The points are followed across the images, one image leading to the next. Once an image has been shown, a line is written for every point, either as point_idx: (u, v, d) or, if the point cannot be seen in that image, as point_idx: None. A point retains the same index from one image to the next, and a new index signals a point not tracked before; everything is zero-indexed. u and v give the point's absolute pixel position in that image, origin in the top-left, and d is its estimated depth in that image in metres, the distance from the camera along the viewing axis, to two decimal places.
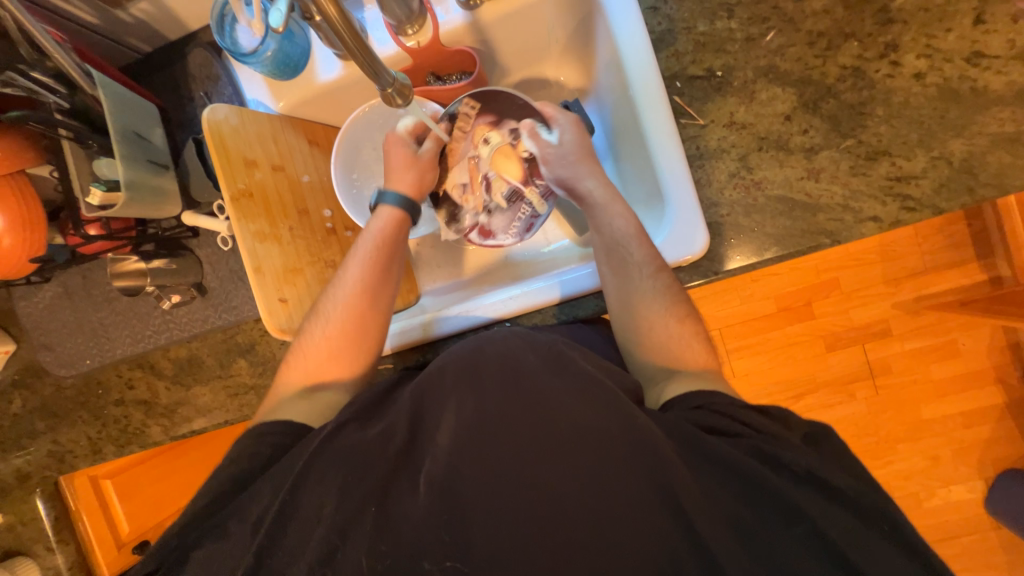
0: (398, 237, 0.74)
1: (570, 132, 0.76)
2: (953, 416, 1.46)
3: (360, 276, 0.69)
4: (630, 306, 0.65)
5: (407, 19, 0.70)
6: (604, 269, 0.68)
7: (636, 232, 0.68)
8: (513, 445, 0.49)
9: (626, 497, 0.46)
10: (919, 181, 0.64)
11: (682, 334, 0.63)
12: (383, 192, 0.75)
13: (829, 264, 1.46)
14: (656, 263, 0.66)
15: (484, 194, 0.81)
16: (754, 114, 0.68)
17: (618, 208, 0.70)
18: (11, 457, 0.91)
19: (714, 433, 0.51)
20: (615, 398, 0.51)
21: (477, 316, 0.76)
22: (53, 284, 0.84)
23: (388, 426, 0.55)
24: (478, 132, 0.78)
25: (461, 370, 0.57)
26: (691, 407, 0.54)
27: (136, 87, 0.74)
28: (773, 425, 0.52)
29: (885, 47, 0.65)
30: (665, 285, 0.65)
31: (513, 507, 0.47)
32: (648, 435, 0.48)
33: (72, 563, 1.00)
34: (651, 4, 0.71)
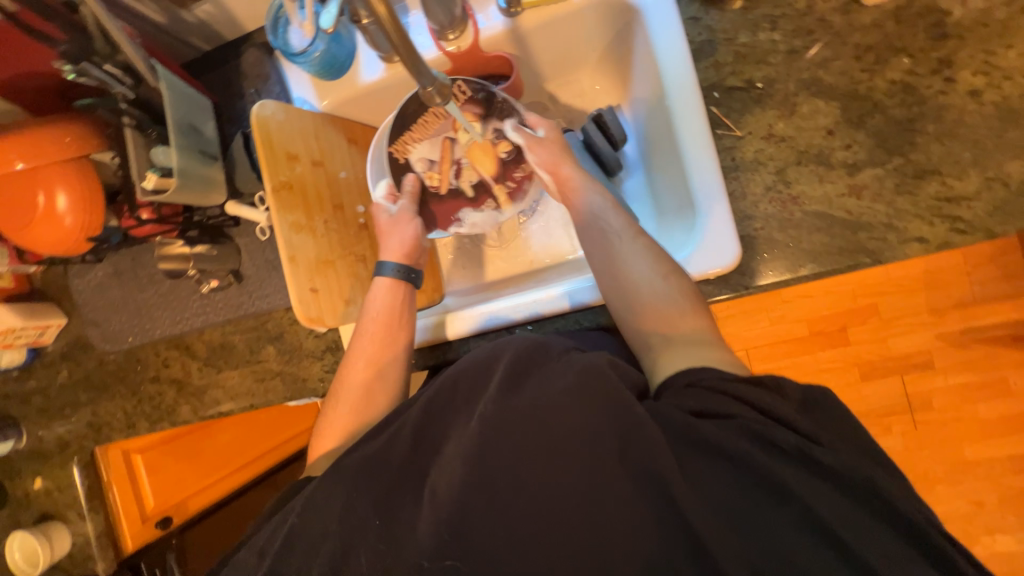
0: (407, 307, 0.75)
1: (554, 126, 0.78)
2: (1001, 460, 1.36)
3: (371, 349, 0.71)
4: (610, 272, 0.65)
5: (450, 23, 0.73)
6: (583, 242, 0.69)
7: (610, 205, 0.70)
8: (509, 447, 0.47)
9: (622, 495, 0.44)
10: (971, 203, 0.61)
11: (667, 291, 0.62)
12: (381, 265, 0.75)
13: (868, 288, 1.39)
14: (634, 228, 0.68)
15: (451, 177, 0.80)
16: (795, 127, 0.67)
17: (594, 185, 0.72)
18: (55, 425, 0.98)
19: (707, 416, 0.48)
20: (620, 399, 0.47)
21: (500, 319, 0.77)
22: (104, 264, 0.90)
23: (395, 431, 0.54)
24: (463, 118, 0.78)
25: (472, 379, 0.55)
26: (682, 386, 0.52)
27: (194, 82, 0.78)
28: (771, 396, 0.48)
29: (939, 62, 0.63)
30: (643, 247, 0.66)
31: (510, 506, 0.45)
32: (641, 426, 0.45)
33: (100, 531, 1.01)
34: (693, 14, 0.71)
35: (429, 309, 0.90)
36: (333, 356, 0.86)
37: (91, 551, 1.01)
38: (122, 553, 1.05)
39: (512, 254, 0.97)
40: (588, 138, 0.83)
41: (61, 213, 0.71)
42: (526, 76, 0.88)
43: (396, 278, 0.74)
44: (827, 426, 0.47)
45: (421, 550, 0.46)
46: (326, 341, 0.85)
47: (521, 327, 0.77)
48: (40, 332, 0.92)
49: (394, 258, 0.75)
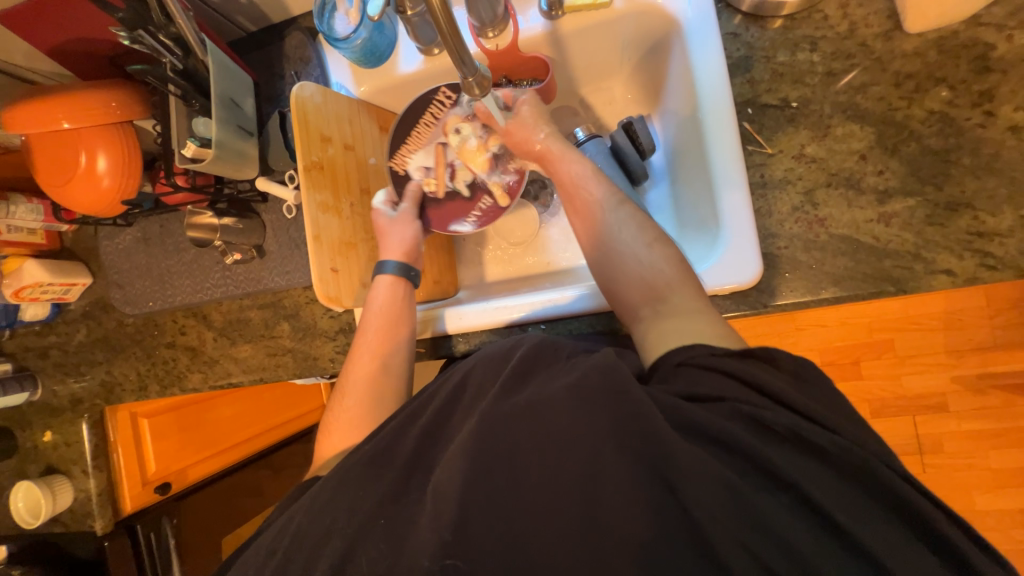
0: (407, 298, 0.75)
1: (527, 104, 0.76)
2: (1012, 512, 1.32)
3: (374, 340, 0.72)
4: (602, 245, 0.66)
5: (491, 22, 0.74)
6: (574, 221, 0.70)
7: (593, 173, 0.71)
8: (508, 437, 0.46)
9: (623, 488, 0.42)
10: (1004, 240, 0.60)
11: (653, 261, 0.62)
12: (382, 262, 0.75)
13: (886, 323, 1.37)
14: (619, 194, 0.68)
15: (447, 180, 0.81)
16: (827, 149, 0.67)
17: (578, 156, 0.72)
18: (71, 382, 1.01)
19: (698, 399, 0.47)
20: (627, 401, 0.44)
21: (513, 317, 0.77)
22: (134, 228, 0.92)
23: (407, 421, 0.56)
24: (449, 122, 0.80)
25: (483, 374, 0.54)
26: (672, 365, 0.52)
27: (238, 60, 0.81)
28: (766, 369, 0.48)
29: (979, 95, 0.62)
30: (627, 216, 0.66)
31: (507, 495, 0.45)
32: (640, 415, 0.43)
33: (102, 489, 1.03)
34: (732, 30, 0.71)
35: (443, 301, 0.91)
36: (345, 338, 0.86)
37: (90, 509, 1.02)
38: (120, 513, 1.07)
39: (528, 255, 0.98)
40: (616, 145, 0.84)
41: (100, 174, 0.73)
42: (560, 80, 0.89)
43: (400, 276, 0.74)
44: (820, 400, 0.46)
45: (425, 548, 0.45)
46: (340, 323, 0.86)
47: (533, 326, 0.78)
48: (66, 289, 0.95)
49: (397, 256, 0.75)
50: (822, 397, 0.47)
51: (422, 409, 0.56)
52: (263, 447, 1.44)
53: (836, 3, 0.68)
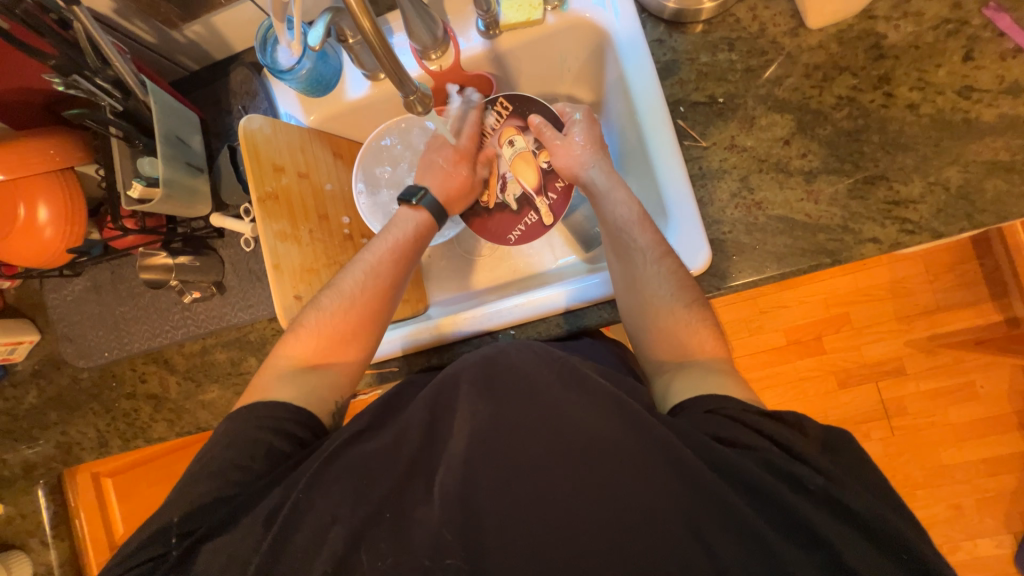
0: (423, 238, 0.77)
1: (581, 127, 0.79)
2: (976, 463, 1.40)
3: (387, 261, 0.72)
4: (639, 292, 0.67)
5: (432, 45, 0.76)
6: (611, 257, 0.71)
7: (640, 219, 0.70)
8: (529, 458, 0.48)
9: (638, 504, 0.45)
10: (917, 206, 0.66)
11: (689, 322, 0.64)
12: (422, 194, 0.78)
13: (838, 297, 1.45)
14: (661, 249, 0.67)
15: (498, 191, 0.87)
16: (755, 138, 0.72)
17: (621, 195, 0.73)
18: (23, 449, 0.93)
19: (728, 443, 0.48)
20: (626, 406, 0.49)
21: (488, 322, 0.78)
22: (83, 278, 0.89)
23: (401, 432, 0.54)
24: (506, 132, 0.85)
25: (474, 382, 0.55)
26: (700, 412, 0.53)
27: (182, 99, 0.81)
28: (792, 433, 0.49)
29: (878, 79, 0.69)
30: (669, 271, 0.66)
31: (524, 514, 0.47)
32: (665, 443, 0.46)
33: (63, 561, 0.99)
34: (658, 37, 0.77)
35: (415, 318, 0.91)
36: None
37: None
38: None
39: (495, 265, 1.00)
40: None
41: (42, 225, 0.71)
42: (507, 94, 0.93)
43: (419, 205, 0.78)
44: (846, 470, 0.47)
45: (424, 547, 0.47)
46: None
47: (503, 332, 0.79)
48: (12, 349, 0.90)
49: (436, 193, 0.80)
50: (832, 454, 0.48)
51: (412, 418, 0.55)
52: None
53: (746, 7, 0.74)
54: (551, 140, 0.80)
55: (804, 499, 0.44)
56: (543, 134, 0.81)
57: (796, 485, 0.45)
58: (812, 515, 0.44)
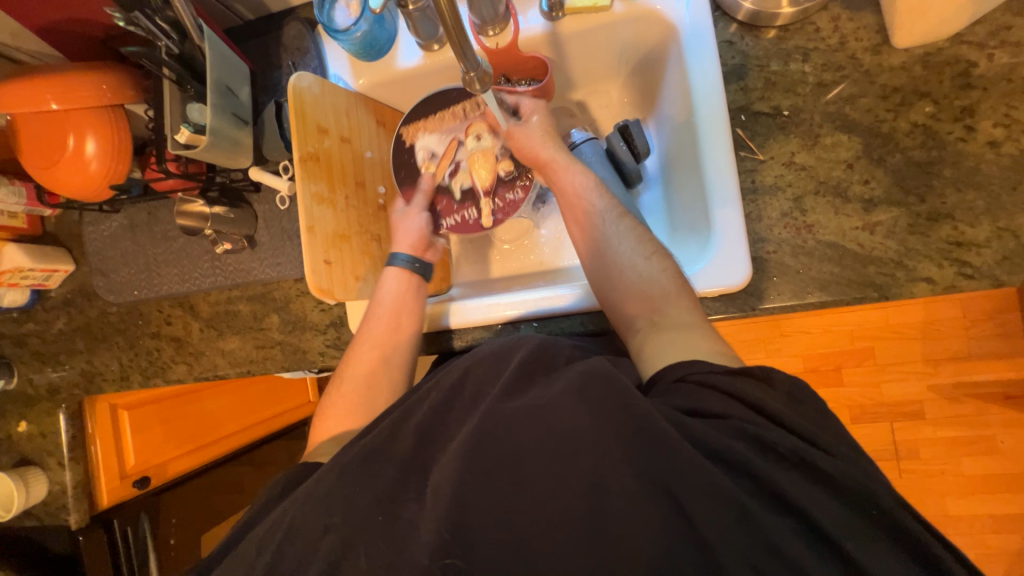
0: (414, 299, 0.76)
1: (538, 116, 0.79)
2: (984, 518, 1.36)
3: (378, 332, 0.73)
4: (597, 250, 0.69)
5: (491, 20, 0.75)
6: (572, 227, 0.73)
7: (597, 185, 0.73)
8: (516, 443, 0.48)
9: (628, 490, 0.44)
10: (981, 250, 0.62)
11: (650, 272, 0.65)
12: (394, 255, 0.78)
13: (867, 330, 1.41)
14: (620, 208, 0.71)
15: (446, 174, 0.85)
16: (816, 157, 0.68)
17: (578, 167, 0.74)
18: (48, 371, 0.98)
19: (700, 415, 0.48)
20: (617, 395, 0.48)
21: (494, 314, 0.77)
22: (121, 215, 0.90)
23: (401, 417, 0.56)
24: (474, 126, 0.84)
25: (479, 374, 0.57)
26: (672, 381, 0.53)
27: (235, 48, 0.80)
28: (760, 387, 0.49)
29: (960, 111, 0.65)
30: (628, 228, 0.69)
31: (511, 495, 0.46)
32: (645, 420, 0.46)
33: (77, 482, 1.00)
34: (728, 38, 0.73)
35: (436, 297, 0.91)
36: (336, 332, 0.86)
37: (65, 502, 0.99)
38: (95, 508, 1.04)
39: (521, 254, 0.98)
40: (611, 147, 0.85)
41: (88, 158, 0.72)
42: (559, 81, 0.90)
43: (409, 268, 0.77)
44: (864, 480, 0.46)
45: (424, 549, 0.45)
46: (331, 316, 0.86)
47: (525, 323, 0.78)
48: (47, 276, 0.92)
49: (406, 248, 0.80)
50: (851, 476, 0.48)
51: (418, 403, 0.57)
52: (240, 445, 1.39)
53: (828, 16, 0.70)
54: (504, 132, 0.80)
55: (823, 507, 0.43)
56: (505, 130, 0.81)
57: (769, 451, 0.45)
58: (839, 534, 0.42)
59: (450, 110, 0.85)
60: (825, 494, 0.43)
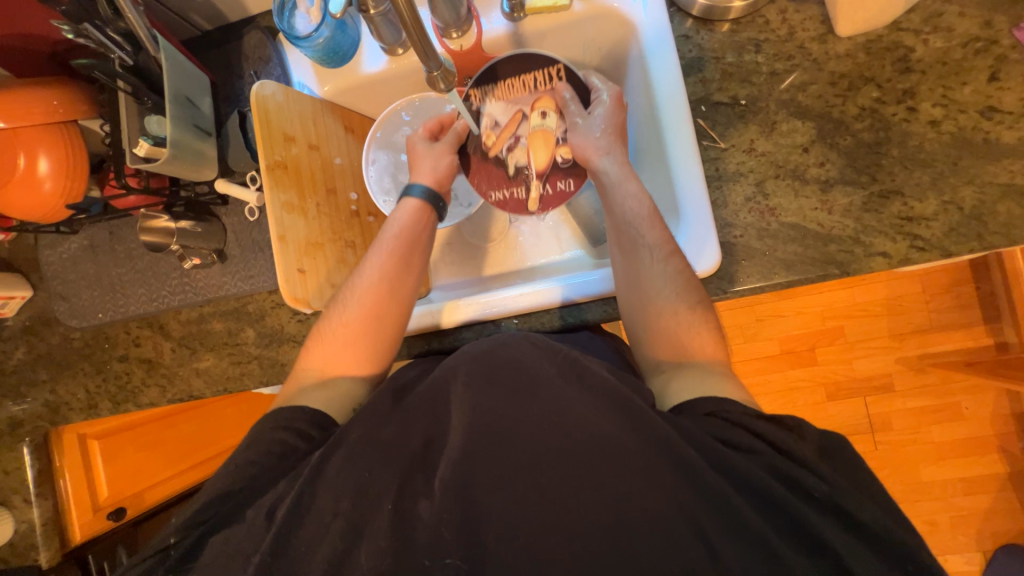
0: (424, 227, 0.74)
1: (604, 113, 0.72)
2: (954, 482, 1.42)
3: (385, 261, 0.70)
4: (639, 286, 0.67)
5: (454, 22, 0.75)
6: (616, 251, 0.69)
7: (649, 216, 0.68)
8: (529, 454, 0.48)
9: (647, 509, 0.45)
10: (930, 223, 0.66)
11: (691, 322, 0.63)
12: (410, 185, 0.75)
13: (836, 310, 1.46)
14: (668, 247, 0.66)
15: (505, 145, 0.80)
16: (774, 143, 0.71)
17: (633, 187, 0.69)
18: (10, 406, 0.93)
19: (728, 445, 0.49)
20: (633, 407, 0.49)
21: (483, 313, 0.77)
22: (80, 236, 0.87)
23: (407, 422, 0.55)
24: (543, 100, 0.77)
25: (475, 370, 0.55)
26: (701, 414, 0.53)
27: (194, 59, 0.78)
28: (788, 434, 0.50)
29: (902, 93, 0.68)
30: (675, 270, 0.65)
31: (528, 515, 0.46)
32: (663, 440, 0.47)
33: (47, 519, 0.95)
34: (685, 33, 0.76)
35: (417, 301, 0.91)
36: None
37: (34, 541, 0.94)
38: (69, 543, 1.00)
39: (500, 254, 0.99)
40: None
41: (41, 178, 0.69)
42: None
43: (423, 200, 0.74)
44: (847, 475, 0.49)
45: (425, 544, 0.47)
46: (309, 326, 0.84)
47: (507, 320, 0.78)
48: (2, 304, 0.88)
49: (426, 180, 0.76)
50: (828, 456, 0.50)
51: (416, 408, 0.56)
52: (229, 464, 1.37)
53: (776, 9, 0.73)
54: (572, 119, 0.75)
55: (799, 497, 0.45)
56: (567, 109, 0.75)
57: (790, 482, 0.46)
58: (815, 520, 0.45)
59: (521, 79, 0.78)
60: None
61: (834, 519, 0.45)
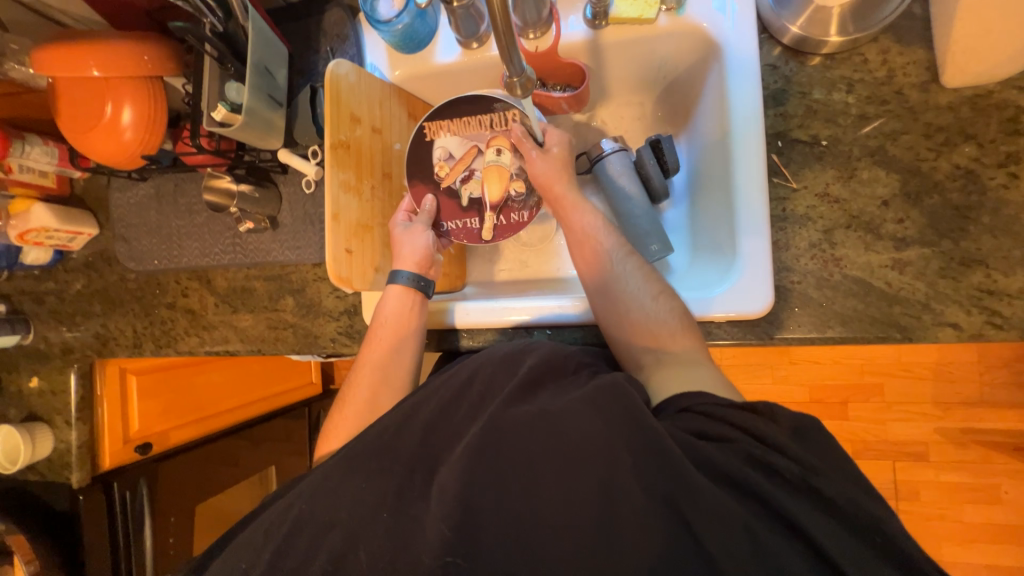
0: (416, 316, 0.75)
1: (558, 145, 0.77)
2: (978, 567, 1.34)
3: (380, 354, 0.72)
4: (603, 287, 0.68)
5: (533, 23, 0.74)
6: (578, 264, 0.71)
7: (604, 225, 0.72)
8: (523, 449, 0.48)
9: (639, 510, 0.44)
10: (1013, 301, 0.61)
11: (657, 311, 0.65)
12: (394, 273, 0.75)
13: (879, 368, 1.39)
14: (626, 247, 0.70)
15: (458, 180, 0.80)
16: (851, 191, 0.67)
17: (586, 205, 0.73)
18: (65, 331, 1.00)
19: (708, 440, 0.48)
20: (624, 406, 0.49)
21: (505, 319, 0.77)
22: (148, 184, 0.91)
23: (408, 416, 0.56)
24: (498, 140, 0.78)
25: (488, 378, 0.57)
26: (675, 411, 0.54)
27: (277, 29, 0.80)
28: (765, 422, 0.49)
29: (1006, 157, 0.63)
30: (635, 267, 0.68)
31: (520, 500, 0.46)
32: (653, 437, 0.46)
33: (82, 442, 1.02)
34: (772, 62, 0.72)
35: (451, 294, 0.92)
36: (349, 320, 0.86)
37: (69, 461, 1.01)
38: (97, 469, 1.06)
39: (538, 259, 0.97)
40: (640, 159, 0.84)
41: (124, 127, 0.72)
42: (594, 88, 0.89)
43: (410, 287, 0.74)
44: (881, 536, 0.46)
45: (427, 546, 0.46)
46: (345, 304, 0.86)
47: (539, 330, 0.77)
48: (71, 238, 0.93)
49: (409, 267, 0.75)
50: None
51: (422, 404, 0.57)
52: (250, 416, 1.41)
53: (877, 48, 0.68)
54: (526, 152, 0.76)
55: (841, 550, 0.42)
56: (523, 145, 0.75)
57: (772, 474, 0.45)
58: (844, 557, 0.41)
59: (476, 117, 0.79)
60: (845, 527, 0.43)
61: None
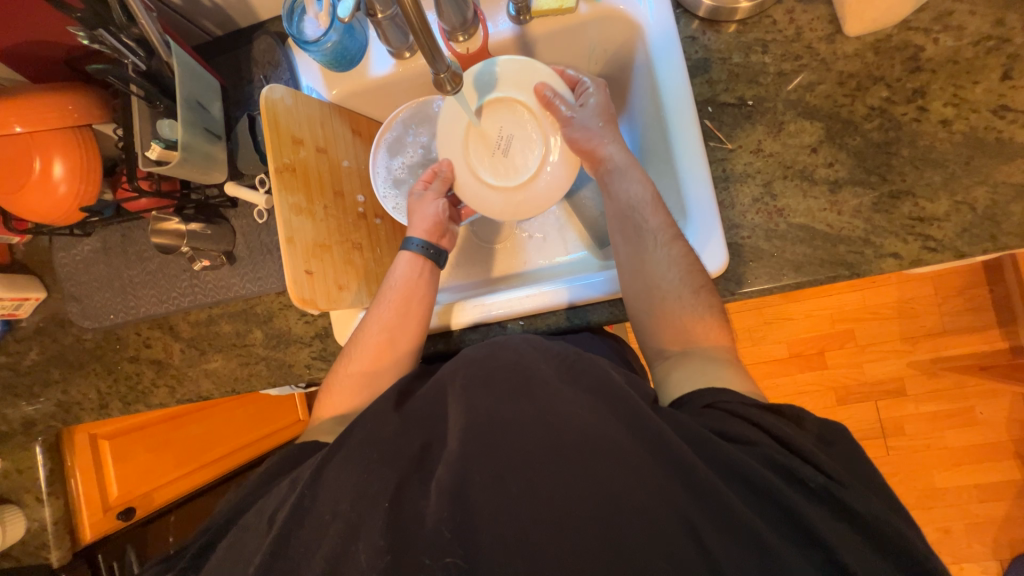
0: (426, 288, 0.76)
1: (596, 95, 0.76)
2: (968, 489, 1.39)
3: (389, 315, 0.72)
4: (640, 271, 0.68)
5: (461, 26, 0.73)
6: (617, 235, 0.71)
7: (653, 200, 0.69)
8: (524, 457, 0.48)
9: (637, 497, 0.45)
10: (942, 224, 0.65)
11: (695, 306, 0.64)
12: (407, 239, 0.78)
13: (846, 313, 1.45)
14: (671, 232, 0.67)
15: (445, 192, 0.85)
16: (782, 144, 0.71)
17: (636, 174, 0.71)
18: (23, 405, 0.94)
19: (727, 438, 0.50)
20: (631, 409, 0.49)
21: (492, 314, 0.77)
22: (93, 239, 0.88)
23: (408, 424, 0.55)
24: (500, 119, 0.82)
25: (471, 375, 0.55)
26: (700, 407, 0.55)
27: (205, 64, 0.80)
28: (789, 426, 0.51)
29: (912, 93, 0.68)
30: (677, 254, 0.66)
31: (524, 510, 0.46)
32: (659, 437, 0.47)
33: (57, 518, 0.96)
34: (691, 34, 0.76)
35: None
36: (322, 343, 0.85)
37: (46, 540, 0.95)
38: (78, 543, 1.01)
39: (508, 255, 0.99)
40: None
41: (56, 181, 0.70)
42: None
43: (421, 253, 0.77)
44: (850, 468, 0.48)
45: (424, 546, 0.46)
46: (316, 327, 0.85)
47: (513, 322, 0.78)
48: (17, 305, 0.89)
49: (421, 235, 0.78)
50: (830, 447, 0.50)
51: (417, 414, 0.56)
52: (244, 462, 1.39)
53: (783, 9, 0.73)
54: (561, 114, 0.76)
55: (818, 497, 0.45)
56: (553, 106, 0.76)
57: (793, 479, 0.46)
58: (818, 519, 0.44)
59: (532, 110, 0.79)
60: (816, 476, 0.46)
61: (836, 516, 0.45)
